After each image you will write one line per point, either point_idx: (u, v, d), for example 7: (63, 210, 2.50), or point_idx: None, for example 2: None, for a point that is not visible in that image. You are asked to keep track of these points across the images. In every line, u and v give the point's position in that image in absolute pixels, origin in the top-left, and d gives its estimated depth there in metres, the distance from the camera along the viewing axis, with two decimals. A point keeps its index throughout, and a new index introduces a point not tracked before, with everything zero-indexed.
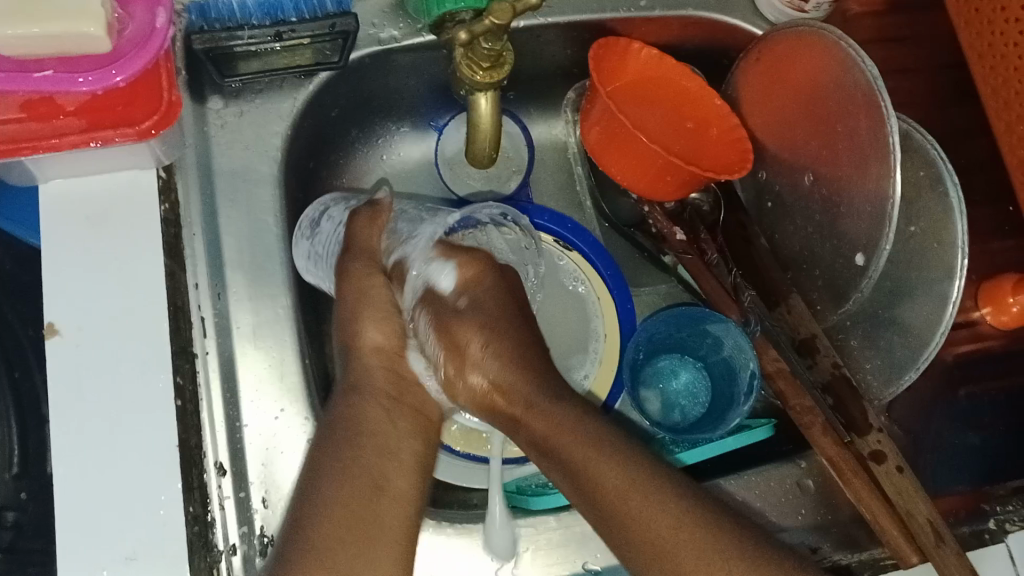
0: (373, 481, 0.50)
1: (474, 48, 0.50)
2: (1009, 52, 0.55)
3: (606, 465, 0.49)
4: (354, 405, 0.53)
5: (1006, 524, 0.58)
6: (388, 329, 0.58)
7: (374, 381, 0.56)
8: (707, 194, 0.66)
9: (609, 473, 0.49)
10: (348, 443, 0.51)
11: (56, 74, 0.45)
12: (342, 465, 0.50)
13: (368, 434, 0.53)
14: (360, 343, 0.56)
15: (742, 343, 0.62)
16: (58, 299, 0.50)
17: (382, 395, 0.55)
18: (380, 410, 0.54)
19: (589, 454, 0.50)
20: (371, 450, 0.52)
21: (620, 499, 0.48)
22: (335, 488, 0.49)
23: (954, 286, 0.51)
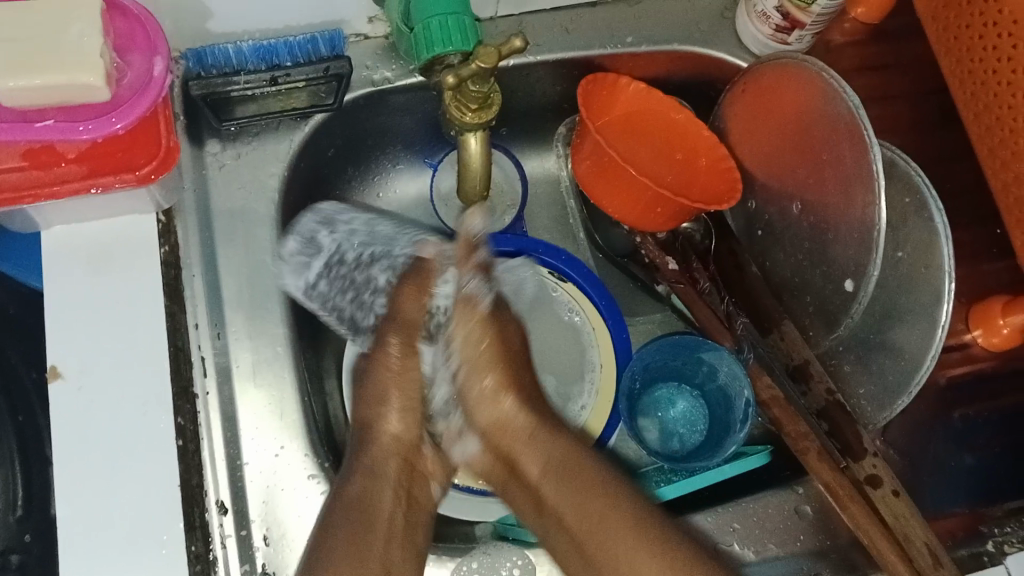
0: (381, 563, 0.50)
1: (462, 91, 0.52)
2: (987, 78, 0.56)
3: (594, 490, 0.51)
4: (366, 487, 0.52)
5: (1005, 546, 0.57)
6: (410, 420, 0.56)
7: (388, 472, 0.55)
8: (697, 223, 0.68)
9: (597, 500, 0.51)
10: (360, 526, 0.51)
11: (58, 124, 0.46)
12: (354, 535, 0.50)
13: (382, 519, 0.52)
14: (379, 432, 0.56)
15: (737, 371, 0.62)
16: (61, 344, 0.50)
17: (394, 475, 0.54)
18: (394, 499, 0.53)
19: (581, 470, 0.53)
20: (378, 531, 0.51)
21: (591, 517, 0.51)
22: (343, 563, 0.49)
23: (942, 310, 0.52)
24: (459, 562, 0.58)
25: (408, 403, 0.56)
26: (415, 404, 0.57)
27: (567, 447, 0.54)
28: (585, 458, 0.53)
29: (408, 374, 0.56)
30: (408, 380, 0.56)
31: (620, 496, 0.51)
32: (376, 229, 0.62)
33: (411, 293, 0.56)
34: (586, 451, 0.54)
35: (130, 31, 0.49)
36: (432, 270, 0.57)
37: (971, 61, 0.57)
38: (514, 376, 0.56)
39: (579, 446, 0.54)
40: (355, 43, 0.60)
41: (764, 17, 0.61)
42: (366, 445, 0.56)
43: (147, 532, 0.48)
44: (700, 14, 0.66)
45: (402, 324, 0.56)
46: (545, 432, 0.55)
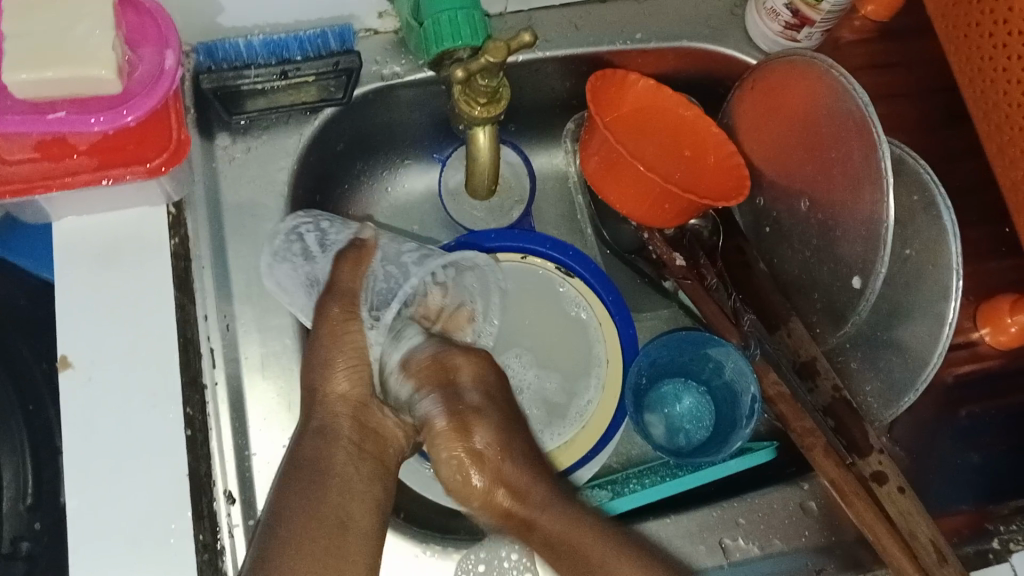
0: (341, 521, 0.49)
1: (471, 86, 0.52)
2: (996, 76, 0.56)
3: (569, 518, 0.52)
4: (320, 448, 0.51)
5: (1011, 543, 0.58)
6: (356, 376, 0.53)
7: (341, 430, 0.52)
8: (706, 220, 0.68)
9: (560, 529, 0.51)
10: (322, 490, 0.49)
11: (70, 117, 0.47)
12: (332, 485, 0.50)
13: (335, 476, 0.50)
14: (329, 392, 0.52)
15: (743, 367, 0.62)
16: (73, 335, 0.51)
17: (348, 437, 0.52)
18: (347, 455, 0.51)
19: (534, 481, 0.52)
20: (337, 489, 0.50)
21: (563, 530, 0.51)
22: (308, 524, 0.48)
23: (950, 307, 0.52)
24: (463, 554, 0.58)
25: (355, 362, 0.52)
26: (364, 364, 0.53)
27: (529, 460, 0.53)
28: (539, 478, 0.52)
29: (352, 333, 0.53)
30: (354, 342, 0.52)
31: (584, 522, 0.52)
32: (332, 234, 0.57)
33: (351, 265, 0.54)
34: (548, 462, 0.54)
35: (142, 25, 0.49)
36: (370, 249, 0.55)
37: (980, 59, 0.57)
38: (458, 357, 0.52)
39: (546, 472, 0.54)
40: (366, 38, 0.60)
41: (773, 14, 0.61)
42: (318, 407, 0.52)
43: (155, 521, 0.48)
44: (709, 11, 0.66)
45: (339, 291, 0.53)
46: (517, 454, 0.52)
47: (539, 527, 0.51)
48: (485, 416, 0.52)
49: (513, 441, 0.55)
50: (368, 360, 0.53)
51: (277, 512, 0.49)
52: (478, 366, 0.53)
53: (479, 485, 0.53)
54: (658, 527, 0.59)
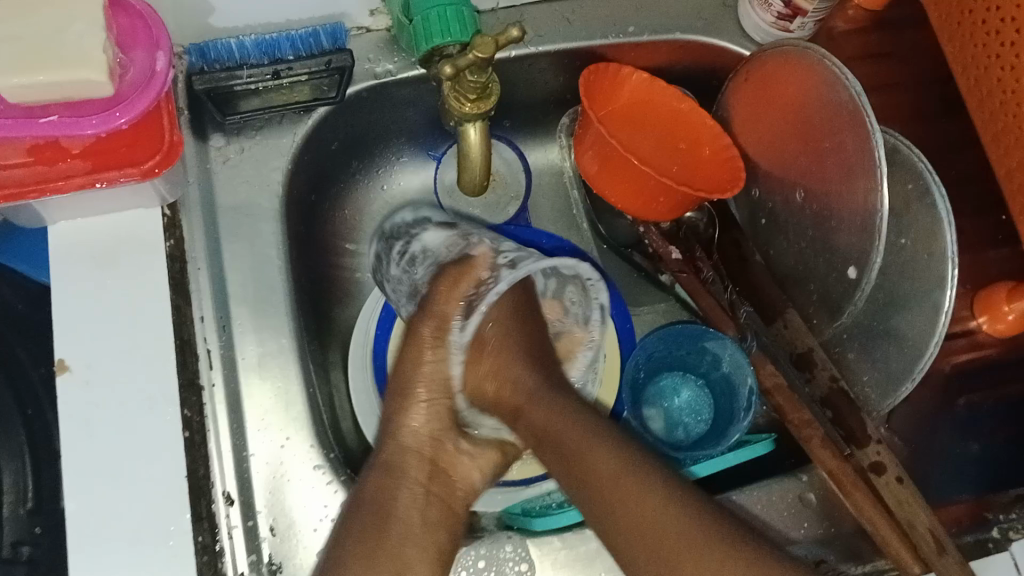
0: (394, 562, 0.53)
1: (461, 82, 0.52)
2: (990, 64, 0.56)
3: (619, 462, 0.53)
4: (381, 486, 0.55)
5: (1011, 532, 0.58)
6: (432, 414, 0.60)
7: (408, 466, 0.58)
8: (702, 211, 0.67)
9: (624, 482, 0.52)
10: (376, 534, 0.53)
11: (62, 120, 0.47)
12: (377, 524, 0.53)
13: (398, 521, 0.54)
14: (401, 429, 0.58)
15: (740, 359, 0.62)
16: (68, 338, 0.51)
17: (416, 480, 0.57)
18: (411, 495, 0.56)
19: (592, 442, 0.54)
20: (397, 534, 0.54)
21: (618, 481, 0.52)
22: (358, 561, 0.51)
23: (946, 296, 0.52)
24: (461, 554, 0.60)
25: (433, 386, 0.60)
26: (440, 399, 0.61)
27: (574, 419, 0.56)
28: (595, 433, 0.55)
29: (438, 360, 0.61)
30: (435, 383, 0.60)
31: (642, 471, 0.52)
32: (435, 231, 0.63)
33: (448, 289, 0.61)
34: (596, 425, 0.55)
35: (132, 27, 0.50)
36: (476, 266, 0.61)
37: (974, 46, 0.57)
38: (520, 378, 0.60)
39: (604, 427, 0.55)
40: (358, 36, 0.60)
41: (766, 5, 0.61)
42: (392, 439, 0.58)
43: (155, 523, 0.48)
44: (702, 3, 0.66)
45: (431, 315, 0.60)
46: (544, 393, 0.59)
47: (591, 482, 0.53)
48: (537, 404, 0.59)
49: (557, 399, 0.58)
50: (444, 395, 0.61)
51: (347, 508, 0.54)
52: (518, 377, 0.61)
53: (549, 425, 0.57)
54: None
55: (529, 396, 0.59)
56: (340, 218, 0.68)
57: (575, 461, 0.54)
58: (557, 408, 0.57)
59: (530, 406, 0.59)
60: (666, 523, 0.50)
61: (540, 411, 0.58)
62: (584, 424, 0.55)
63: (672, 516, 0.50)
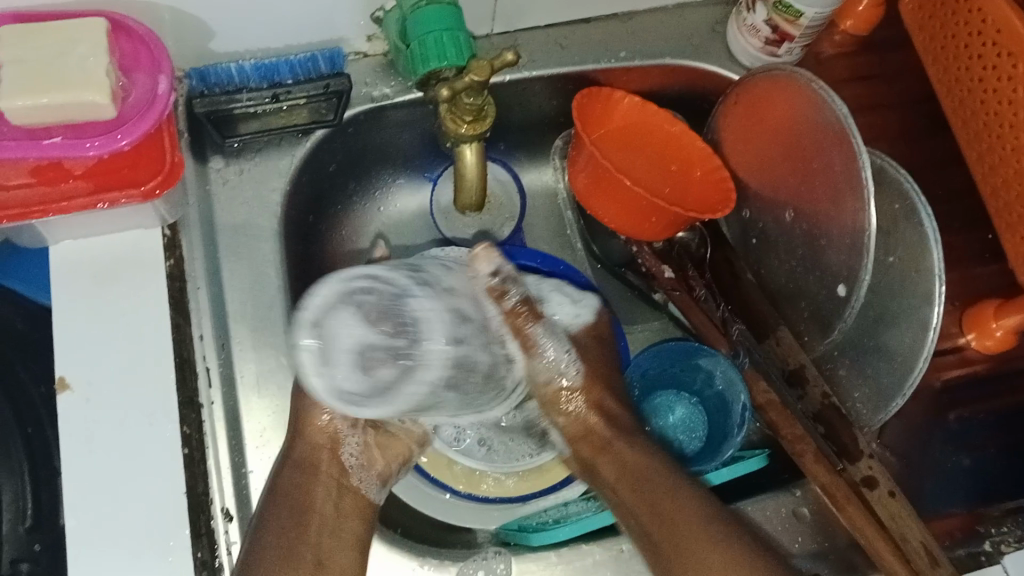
0: (315, 556, 0.54)
1: (457, 103, 0.53)
2: (973, 86, 0.58)
3: (685, 506, 0.55)
4: (304, 485, 0.55)
5: (1001, 545, 0.58)
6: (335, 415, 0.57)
7: (320, 463, 0.57)
8: (694, 232, 0.70)
9: (682, 497, 0.55)
10: (296, 524, 0.54)
11: (65, 141, 0.48)
12: (299, 515, 0.54)
13: (316, 511, 0.55)
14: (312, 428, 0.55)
15: (731, 374, 0.63)
16: (69, 357, 0.52)
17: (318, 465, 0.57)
18: (326, 489, 0.57)
19: (648, 478, 0.57)
20: (314, 526, 0.55)
21: (676, 523, 0.54)
22: (278, 540, 0.52)
23: (934, 312, 0.53)
24: (462, 566, 0.58)
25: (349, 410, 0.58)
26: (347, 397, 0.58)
27: (645, 450, 0.59)
28: (670, 473, 0.57)
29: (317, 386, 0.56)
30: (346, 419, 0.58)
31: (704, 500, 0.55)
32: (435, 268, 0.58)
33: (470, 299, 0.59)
34: (656, 459, 0.59)
35: (135, 51, 0.50)
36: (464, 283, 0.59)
37: (958, 68, 0.59)
38: (604, 400, 0.63)
39: (654, 453, 0.59)
40: (355, 61, 0.62)
41: (754, 30, 0.63)
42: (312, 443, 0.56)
43: (153, 539, 0.49)
44: (691, 28, 0.67)
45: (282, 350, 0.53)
46: (624, 441, 0.60)
47: (629, 490, 0.57)
48: (620, 450, 0.60)
49: (640, 446, 0.60)
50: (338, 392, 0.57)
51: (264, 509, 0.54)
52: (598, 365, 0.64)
53: (627, 465, 0.59)
54: None
55: (601, 443, 0.61)
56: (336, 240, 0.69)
57: (636, 492, 0.57)
58: (635, 444, 0.60)
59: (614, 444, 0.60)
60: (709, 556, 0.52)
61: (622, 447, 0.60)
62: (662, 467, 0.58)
63: (709, 548, 0.53)
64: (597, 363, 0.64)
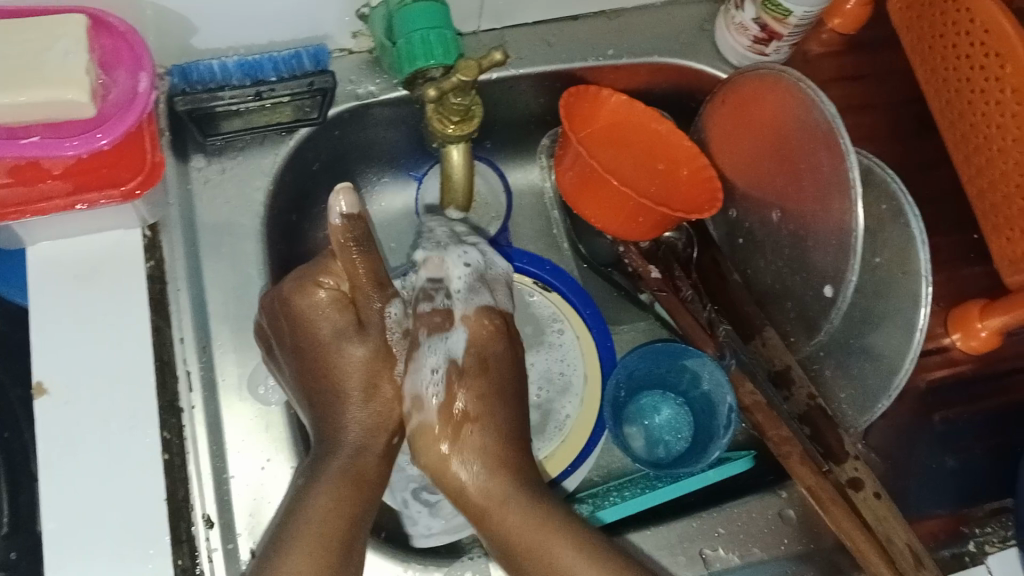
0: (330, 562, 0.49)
1: (444, 104, 0.52)
2: (961, 86, 0.58)
3: (560, 539, 0.50)
4: (332, 495, 0.51)
5: (985, 546, 0.60)
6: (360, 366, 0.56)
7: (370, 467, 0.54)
8: (680, 232, 0.69)
9: (512, 517, 0.51)
10: (291, 538, 0.49)
11: (44, 140, 0.48)
12: (345, 487, 0.52)
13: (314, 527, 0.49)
14: (337, 358, 0.55)
15: (719, 376, 0.62)
16: (47, 360, 0.51)
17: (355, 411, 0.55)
18: (333, 500, 0.51)
19: (502, 502, 0.52)
20: (329, 539, 0.49)
21: (527, 537, 0.51)
22: (326, 504, 0.50)
23: (920, 314, 0.53)
24: (445, 572, 0.58)
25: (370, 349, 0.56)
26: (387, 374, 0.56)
27: (487, 475, 0.52)
28: (547, 500, 0.52)
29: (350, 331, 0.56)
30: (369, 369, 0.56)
31: (580, 531, 0.51)
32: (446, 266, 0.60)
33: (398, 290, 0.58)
34: (523, 478, 0.53)
35: (115, 48, 0.49)
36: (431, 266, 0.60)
37: (945, 70, 0.59)
38: (484, 381, 0.56)
39: (525, 471, 0.54)
40: (338, 58, 0.61)
41: (741, 29, 0.62)
42: (336, 377, 0.55)
43: (133, 545, 0.48)
44: (678, 27, 0.67)
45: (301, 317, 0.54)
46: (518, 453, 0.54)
47: (478, 507, 0.53)
48: (472, 479, 0.52)
49: (522, 461, 0.54)
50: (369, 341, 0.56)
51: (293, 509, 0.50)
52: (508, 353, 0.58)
53: (517, 522, 0.51)
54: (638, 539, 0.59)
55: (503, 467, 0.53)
56: (319, 240, 0.68)
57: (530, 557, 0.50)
58: (523, 478, 0.53)
59: (484, 475, 0.53)
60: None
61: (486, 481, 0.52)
62: (521, 502, 0.52)
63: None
64: (497, 382, 0.56)
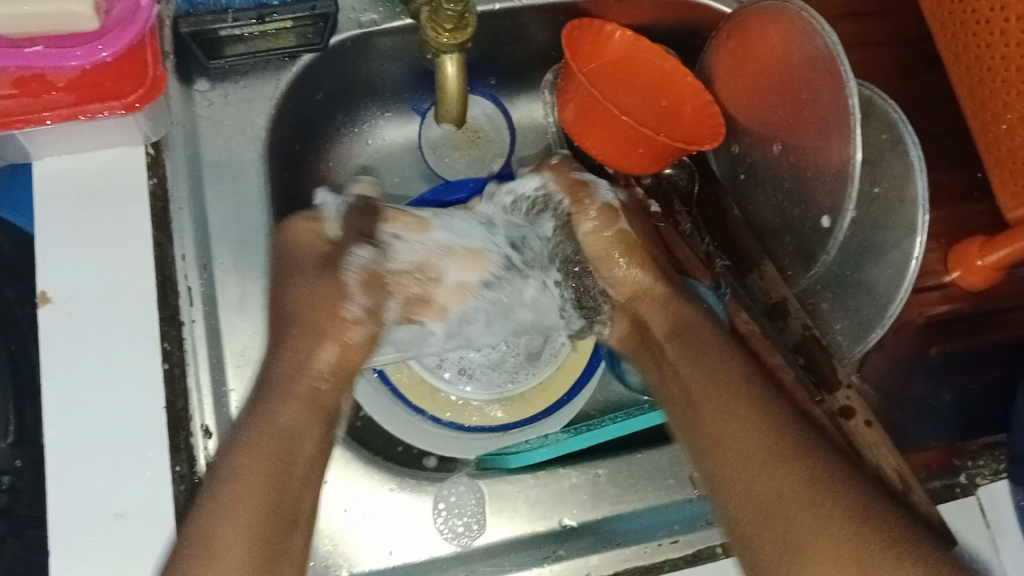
0: (288, 514, 0.49)
1: (438, 10, 0.53)
2: (965, 18, 0.57)
3: (736, 388, 0.53)
4: (285, 415, 0.52)
5: (977, 478, 0.59)
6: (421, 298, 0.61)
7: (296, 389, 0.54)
8: (682, 168, 0.70)
9: (741, 401, 0.53)
10: (235, 475, 0.48)
11: (47, 51, 0.49)
12: (276, 446, 0.50)
13: (274, 438, 0.51)
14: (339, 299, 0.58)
15: (715, 303, 0.65)
16: (50, 271, 0.52)
17: (312, 383, 0.55)
18: (295, 409, 0.53)
19: (713, 367, 0.56)
20: (280, 467, 0.50)
21: (727, 426, 0.52)
22: (257, 457, 0.49)
23: (916, 242, 0.52)
24: (438, 488, 0.59)
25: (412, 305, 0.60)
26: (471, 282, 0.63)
27: (708, 331, 0.59)
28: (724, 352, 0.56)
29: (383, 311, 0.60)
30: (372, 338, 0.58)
31: (767, 412, 0.52)
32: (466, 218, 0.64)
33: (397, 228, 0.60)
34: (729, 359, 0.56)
35: None
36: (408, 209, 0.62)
37: (949, 3, 0.58)
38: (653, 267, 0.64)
39: (728, 347, 0.57)
40: None
41: None
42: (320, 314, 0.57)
43: (134, 449, 0.49)
44: None
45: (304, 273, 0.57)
46: (687, 327, 0.59)
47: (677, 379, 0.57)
48: (671, 316, 0.61)
49: (710, 330, 0.59)
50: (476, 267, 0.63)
51: (250, 427, 0.51)
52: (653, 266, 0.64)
53: (680, 343, 0.59)
54: (628, 465, 0.61)
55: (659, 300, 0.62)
56: (322, 170, 0.69)
57: (690, 384, 0.56)
58: (684, 314, 0.60)
59: (665, 351, 0.59)
60: (755, 453, 0.50)
61: (674, 350, 0.58)
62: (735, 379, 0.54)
63: (827, 523, 0.45)
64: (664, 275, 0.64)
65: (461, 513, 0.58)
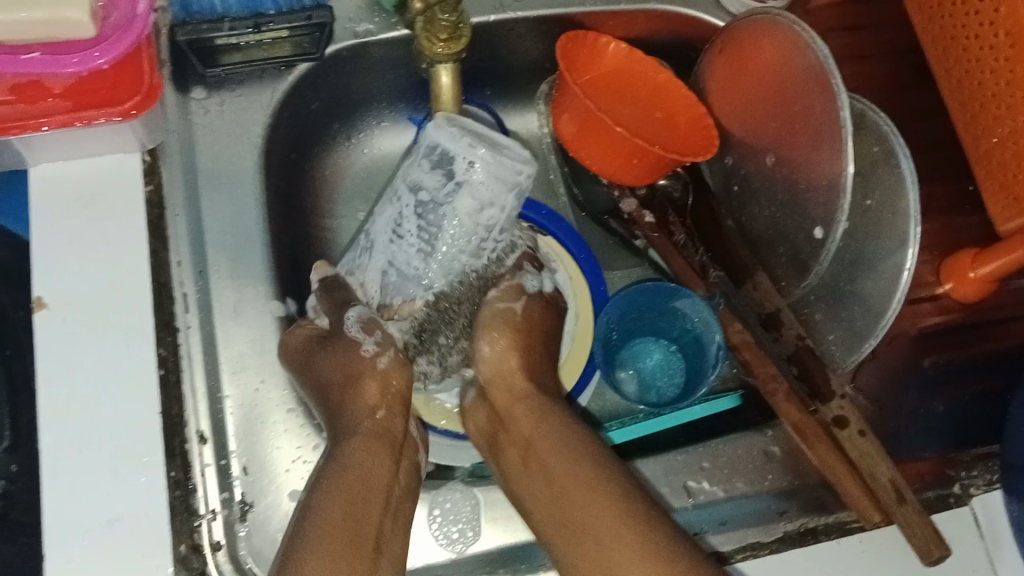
0: (373, 542, 0.49)
1: (433, 21, 0.53)
2: (956, 32, 0.58)
3: (575, 459, 0.51)
4: (366, 452, 0.52)
5: (970, 488, 0.60)
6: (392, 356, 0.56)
7: (358, 419, 0.54)
8: (676, 179, 0.69)
9: (578, 472, 0.50)
10: (329, 504, 0.49)
11: (44, 57, 0.49)
12: (355, 484, 0.50)
13: (352, 473, 0.51)
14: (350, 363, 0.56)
15: (707, 317, 0.63)
16: (47, 275, 0.52)
17: (370, 414, 0.54)
18: (362, 442, 0.52)
19: (570, 437, 0.53)
20: (351, 495, 0.50)
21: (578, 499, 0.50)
22: (331, 486, 0.50)
23: (908, 253, 0.53)
24: (434, 495, 0.59)
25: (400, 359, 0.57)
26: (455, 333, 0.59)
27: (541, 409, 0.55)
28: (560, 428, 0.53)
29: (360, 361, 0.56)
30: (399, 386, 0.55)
31: (607, 481, 0.50)
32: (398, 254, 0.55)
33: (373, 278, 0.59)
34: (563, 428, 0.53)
35: None
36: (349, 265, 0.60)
37: (941, 17, 0.59)
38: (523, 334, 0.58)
39: (550, 409, 0.55)
40: None
41: None
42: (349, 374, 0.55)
43: (130, 456, 0.49)
44: None
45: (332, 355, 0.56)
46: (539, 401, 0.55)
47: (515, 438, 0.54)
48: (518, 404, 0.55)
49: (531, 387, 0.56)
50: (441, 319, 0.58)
51: (331, 471, 0.51)
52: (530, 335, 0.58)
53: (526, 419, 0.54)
54: None
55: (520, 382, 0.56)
56: (318, 178, 0.69)
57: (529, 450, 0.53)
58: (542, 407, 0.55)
59: (532, 444, 0.53)
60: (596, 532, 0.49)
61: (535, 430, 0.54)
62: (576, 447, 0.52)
63: None
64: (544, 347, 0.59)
65: (456, 522, 0.58)
